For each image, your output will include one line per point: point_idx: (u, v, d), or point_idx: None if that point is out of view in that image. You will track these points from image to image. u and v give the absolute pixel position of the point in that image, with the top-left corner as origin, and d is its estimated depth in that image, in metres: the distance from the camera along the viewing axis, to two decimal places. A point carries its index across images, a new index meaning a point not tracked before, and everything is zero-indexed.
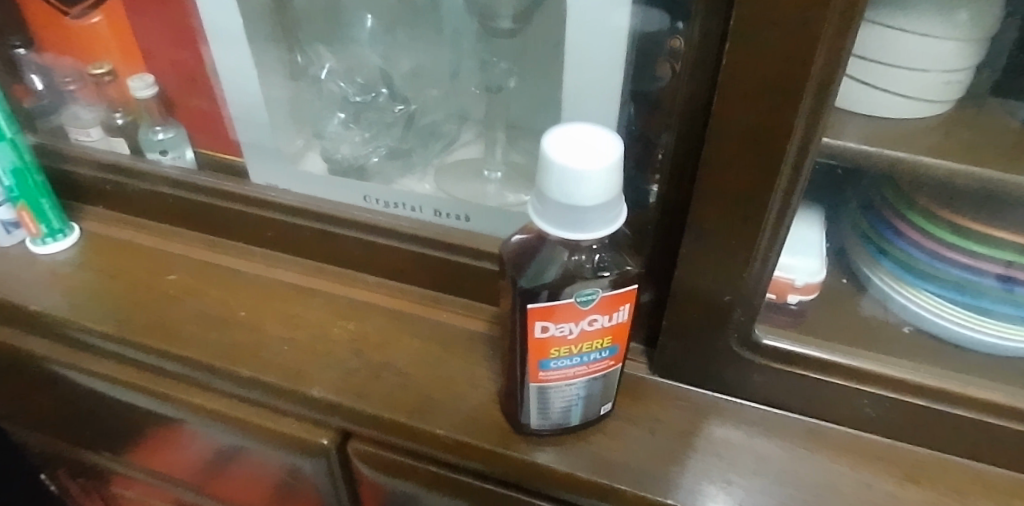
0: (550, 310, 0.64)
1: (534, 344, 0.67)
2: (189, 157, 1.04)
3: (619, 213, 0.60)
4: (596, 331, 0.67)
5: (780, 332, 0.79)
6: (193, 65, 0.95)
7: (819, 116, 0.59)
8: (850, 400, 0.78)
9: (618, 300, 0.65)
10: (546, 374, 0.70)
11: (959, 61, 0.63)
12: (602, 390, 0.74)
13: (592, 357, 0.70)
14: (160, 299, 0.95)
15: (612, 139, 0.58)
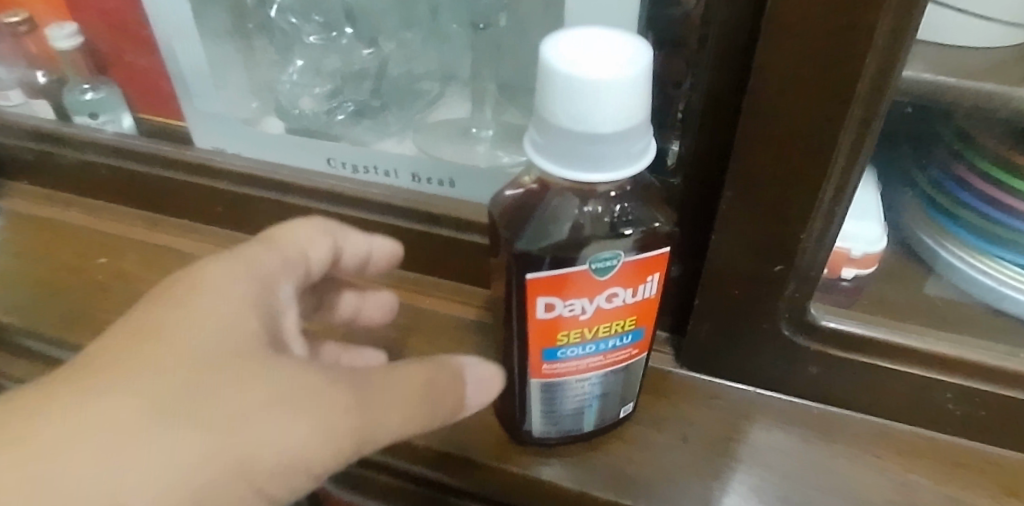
0: (556, 282, 0.49)
1: (536, 328, 0.52)
2: (127, 124, 0.89)
3: (644, 151, 0.44)
4: (617, 310, 0.52)
5: (839, 311, 0.64)
6: (122, 11, 0.79)
7: (912, 29, 0.43)
8: (929, 397, 0.63)
9: (644, 268, 0.49)
10: (551, 367, 0.55)
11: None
12: (622, 387, 0.59)
13: (610, 344, 0.54)
14: (90, 287, 0.80)
15: (635, 42, 0.42)
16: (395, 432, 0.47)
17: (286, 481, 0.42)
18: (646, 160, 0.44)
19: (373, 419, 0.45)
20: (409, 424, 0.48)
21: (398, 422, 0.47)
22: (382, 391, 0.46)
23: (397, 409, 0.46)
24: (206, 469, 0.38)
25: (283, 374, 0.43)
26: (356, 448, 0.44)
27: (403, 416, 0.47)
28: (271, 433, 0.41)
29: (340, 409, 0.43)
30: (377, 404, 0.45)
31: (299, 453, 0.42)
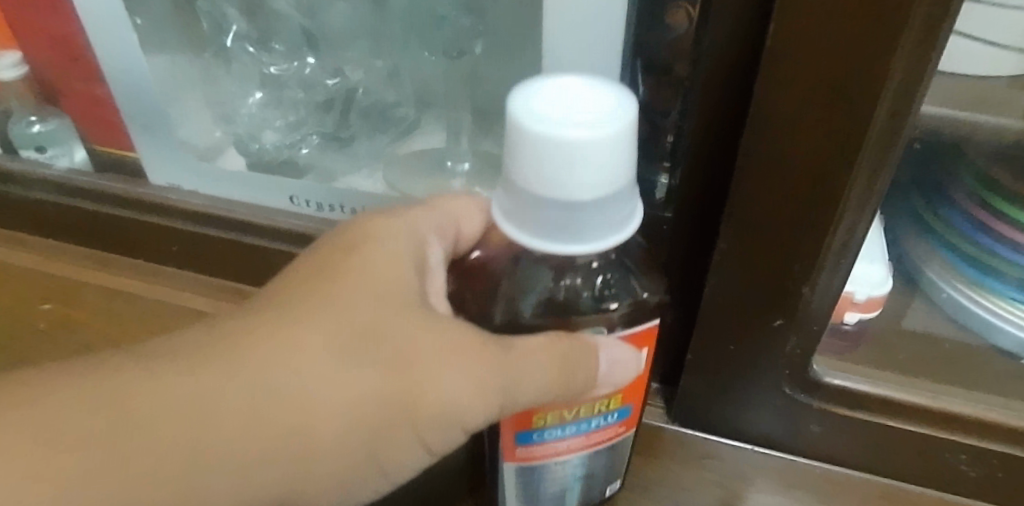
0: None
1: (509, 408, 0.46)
2: (79, 158, 0.82)
3: (603, 231, 0.38)
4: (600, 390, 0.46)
5: (841, 365, 0.59)
6: (67, 36, 0.73)
7: (937, 46, 0.37)
8: (941, 459, 0.58)
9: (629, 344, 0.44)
10: (526, 447, 0.49)
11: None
12: (607, 464, 0.54)
13: (593, 423, 0.48)
14: (41, 337, 0.75)
15: (615, 94, 0.36)
16: (547, 394, 0.42)
17: (447, 429, 0.41)
18: (605, 241, 0.38)
19: (528, 375, 0.40)
20: (560, 389, 0.42)
21: (553, 387, 0.41)
22: (538, 350, 0.40)
23: (547, 372, 0.40)
24: (372, 408, 0.39)
25: (440, 326, 0.40)
26: (512, 402, 0.41)
27: (558, 380, 0.41)
28: (427, 385, 0.39)
29: (497, 368, 0.39)
30: (531, 361, 0.40)
31: (459, 406, 0.40)
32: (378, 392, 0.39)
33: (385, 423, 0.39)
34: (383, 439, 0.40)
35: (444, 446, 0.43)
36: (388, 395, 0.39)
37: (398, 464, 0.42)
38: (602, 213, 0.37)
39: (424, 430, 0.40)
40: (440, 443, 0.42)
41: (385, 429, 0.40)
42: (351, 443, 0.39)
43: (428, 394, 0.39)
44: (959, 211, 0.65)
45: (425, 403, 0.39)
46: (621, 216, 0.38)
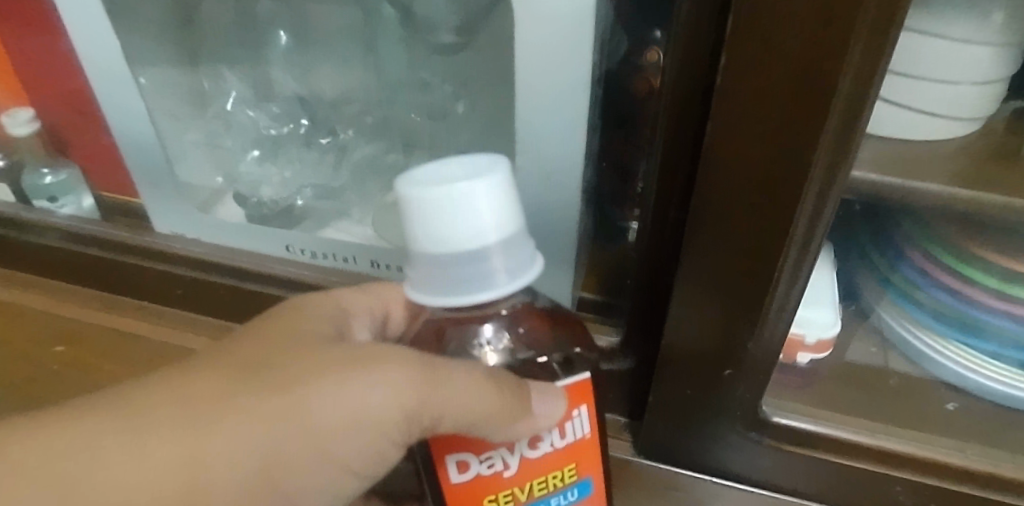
0: (466, 441, 0.42)
1: (450, 502, 0.43)
2: (88, 205, 0.88)
3: (500, 273, 0.40)
4: (541, 462, 0.44)
5: (790, 406, 0.65)
6: (83, 95, 0.80)
7: (873, 89, 0.40)
8: (882, 491, 0.63)
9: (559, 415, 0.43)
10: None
11: (960, 69, 0.49)
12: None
13: (551, 504, 0.45)
14: (54, 378, 0.80)
15: (491, 159, 0.41)
16: (459, 423, 0.41)
17: (347, 445, 0.41)
18: (503, 284, 0.40)
19: (429, 402, 0.40)
20: (471, 422, 0.40)
21: (458, 418, 0.40)
22: (437, 378, 0.39)
23: (452, 400, 0.39)
24: (282, 444, 0.39)
25: (333, 364, 0.41)
26: (415, 426, 0.41)
27: (463, 413, 0.40)
28: (324, 411, 0.39)
29: (393, 400, 0.40)
30: (433, 392, 0.39)
31: (356, 423, 0.40)
32: (281, 424, 0.39)
33: (296, 458, 0.40)
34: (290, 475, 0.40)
35: (348, 471, 0.42)
36: (288, 424, 0.39)
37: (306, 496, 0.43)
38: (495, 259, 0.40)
39: (328, 459, 0.41)
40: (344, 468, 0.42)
41: (296, 463, 0.40)
42: (258, 476, 0.39)
43: (326, 420, 0.40)
44: (908, 257, 0.69)
45: (321, 429, 0.40)
46: (514, 267, 0.41)
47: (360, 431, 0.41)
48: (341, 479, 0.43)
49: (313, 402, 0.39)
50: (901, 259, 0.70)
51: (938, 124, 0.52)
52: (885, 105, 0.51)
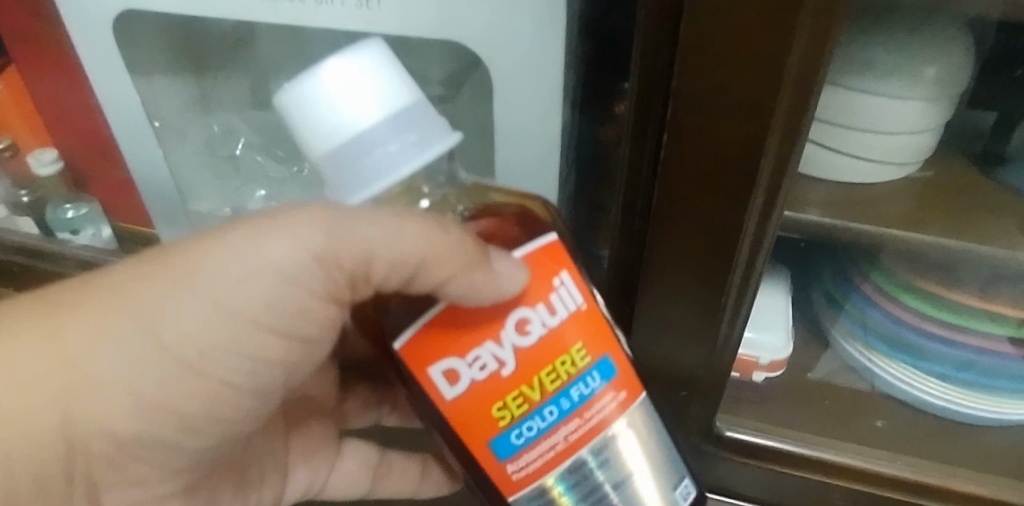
0: (442, 339, 0.37)
1: (461, 416, 0.38)
2: (107, 235, 0.96)
3: (388, 138, 0.33)
4: (541, 350, 0.38)
5: (742, 421, 0.73)
6: (100, 139, 0.84)
7: (798, 149, 0.44)
8: (825, 496, 0.72)
9: (529, 297, 0.38)
10: (519, 464, 0.40)
11: (895, 121, 0.54)
12: (641, 475, 0.43)
13: (577, 393, 0.40)
14: None
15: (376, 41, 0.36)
16: (401, 275, 0.38)
17: (277, 323, 0.42)
18: (394, 149, 0.33)
19: (350, 237, 0.37)
20: (411, 268, 0.37)
21: (390, 255, 0.37)
22: (343, 212, 0.36)
23: (371, 233, 0.36)
24: (192, 323, 0.41)
25: (235, 224, 0.40)
26: (347, 273, 0.40)
27: (393, 252, 0.37)
28: (234, 278, 0.40)
29: (314, 243, 0.38)
30: (349, 225, 0.36)
31: (269, 294, 0.40)
32: (185, 301, 0.41)
33: (213, 349, 0.42)
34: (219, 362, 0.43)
35: (285, 358, 0.45)
36: (197, 301, 0.40)
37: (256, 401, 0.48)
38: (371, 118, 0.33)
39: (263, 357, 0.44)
40: (269, 359, 0.44)
41: (216, 351, 0.42)
42: (175, 362, 0.43)
43: (233, 287, 0.40)
44: (869, 293, 0.75)
45: (233, 302, 0.40)
46: (418, 128, 0.34)
47: (277, 304, 0.41)
48: (275, 359, 0.44)
49: (219, 273, 0.39)
50: (861, 295, 0.76)
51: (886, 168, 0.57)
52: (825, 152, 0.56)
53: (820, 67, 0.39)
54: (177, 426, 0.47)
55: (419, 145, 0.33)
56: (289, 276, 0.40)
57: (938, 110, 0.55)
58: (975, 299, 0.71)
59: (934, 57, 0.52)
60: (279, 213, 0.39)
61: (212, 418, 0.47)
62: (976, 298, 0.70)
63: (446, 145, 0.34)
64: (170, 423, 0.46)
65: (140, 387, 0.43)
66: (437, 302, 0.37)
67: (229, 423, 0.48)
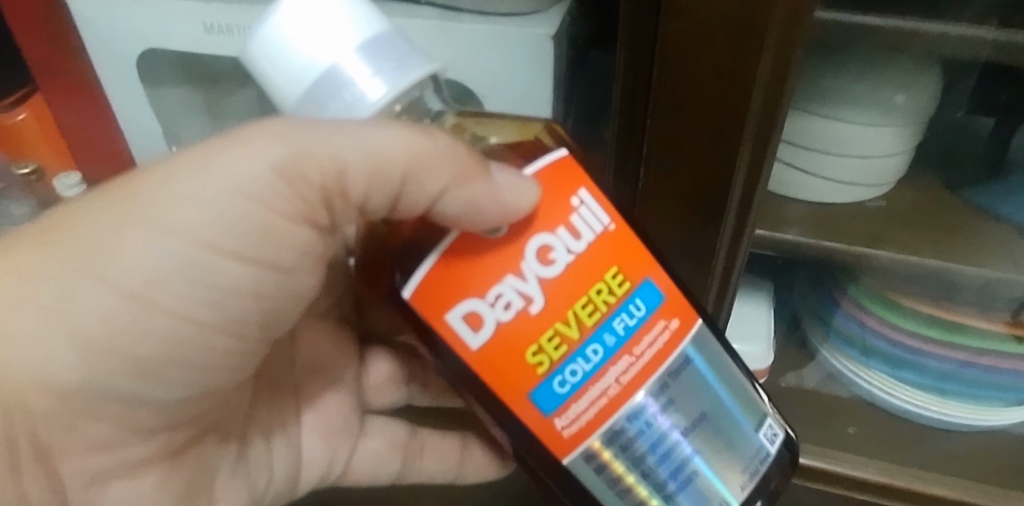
0: (453, 283, 0.17)
1: (479, 380, 0.18)
2: None
3: (367, 66, 0.16)
4: (584, 268, 0.18)
5: None
6: None
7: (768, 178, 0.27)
8: None
9: (542, 214, 0.17)
10: (572, 414, 0.19)
11: (875, 164, 0.36)
12: (722, 402, 0.20)
13: (622, 324, 0.18)
14: None
15: None
16: (385, 193, 0.19)
17: (219, 271, 0.20)
18: (383, 84, 0.16)
19: (314, 156, 0.18)
20: (398, 180, 0.18)
21: (367, 170, 0.18)
22: (307, 116, 0.18)
23: (363, 148, 0.17)
24: (57, 345, 0.20)
25: (117, 182, 0.20)
26: (318, 189, 0.19)
27: (371, 164, 0.18)
28: (142, 239, 0.19)
29: (252, 180, 0.18)
30: (314, 134, 0.18)
31: (200, 254, 0.20)
32: (90, 288, 0.20)
33: (150, 321, 0.21)
34: (169, 363, 0.22)
35: (268, 321, 0.23)
36: (85, 273, 0.20)
37: (293, 399, 0.30)
38: (348, 38, 0.16)
39: (296, 365, 0.30)
40: (235, 329, 0.22)
41: (162, 346, 0.21)
42: (95, 401, 0.22)
43: (158, 267, 0.20)
44: (848, 328, 0.47)
45: (144, 275, 0.20)
46: (406, 46, 0.17)
47: (243, 233, 0.20)
48: (253, 331, 0.23)
49: (146, 210, 0.19)
50: (846, 335, 0.48)
51: (856, 197, 0.37)
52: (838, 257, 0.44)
53: (798, 51, 0.23)
54: (69, 420, 0.22)
55: (409, 62, 0.17)
56: (230, 235, 0.19)
57: (910, 128, 0.36)
58: (991, 359, 0.45)
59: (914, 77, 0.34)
60: (185, 148, 0.19)
61: (126, 442, 0.24)
62: (982, 360, 0.45)
63: (438, 71, 0.17)
64: (130, 387, 0.22)
65: (117, 384, 0.22)
66: (449, 228, 0.18)
67: (189, 416, 0.25)
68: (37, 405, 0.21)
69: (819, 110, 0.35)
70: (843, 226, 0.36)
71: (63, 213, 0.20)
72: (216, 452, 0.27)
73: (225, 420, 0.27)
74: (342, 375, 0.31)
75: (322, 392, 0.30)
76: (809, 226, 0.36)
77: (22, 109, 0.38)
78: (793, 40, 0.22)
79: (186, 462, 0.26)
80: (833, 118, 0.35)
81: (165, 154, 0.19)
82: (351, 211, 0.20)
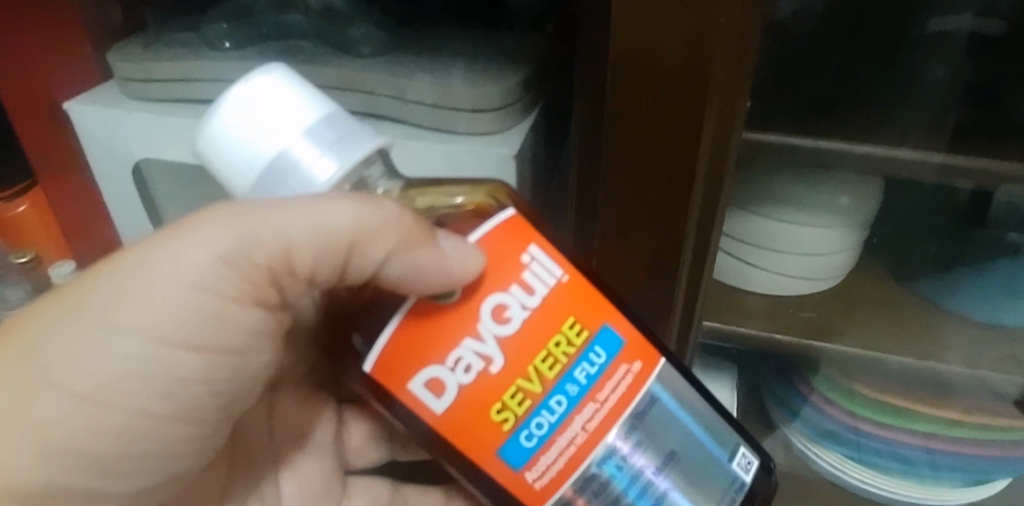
0: (413, 350, 0.19)
1: (451, 445, 0.20)
2: None
3: (314, 148, 0.18)
4: (538, 324, 0.19)
5: None
6: None
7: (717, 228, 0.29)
8: None
9: (494, 277, 0.19)
10: (542, 466, 0.20)
11: (806, 259, 0.40)
12: (692, 437, 0.21)
13: (582, 373, 0.20)
14: None
15: (278, 69, 0.19)
16: (333, 265, 0.20)
17: (169, 365, 0.19)
18: (332, 163, 0.18)
19: (260, 240, 0.19)
20: (345, 249, 0.19)
21: (313, 244, 0.19)
22: (248, 201, 0.19)
23: (309, 225, 0.18)
24: (6, 455, 0.19)
25: (69, 281, 0.20)
26: (266, 271, 0.20)
27: (317, 239, 0.19)
28: (91, 343, 0.19)
29: (198, 272, 0.19)
30: (259, 218, 0.18)
31: (148, 352, 0.19)
32: (35, 393, 0.19)
33: (105, 422, 0.20)
34: (127, 459, 0.21)
35: (230, 402, 0.22)
36: (26, 384, 0.19)
37: (271, 470, 0.29)
38: (297, 122, 0.18)
39: (275, 435, 0.29)
40: (193, 418, 0.21)
41: (117, 445, 0.20)
42: (51, 505, 0.20)
43: (107, 370, 0.19)
44: (816, 418, 0.49)
45: (92, 380, 0.19)
46: (351, 125, 0.19)
47: (196, 323, 0.19)
48: (213, 415, 0.22)
49: (93, 314, 0.19)
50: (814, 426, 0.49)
51: (802, 289, 0.42)
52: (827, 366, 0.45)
53: (738, 109, 0.25)
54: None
55: (354, 141, 0.19)
56: (179, 328, 0.19)
57: (850, 229, 0.40)
58: (947, 443, 0.47)
59: (838, 189, 0.38)
60: (125, 248, 0.20)
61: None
62: (940, 444, 0.47)
63: (380, 145, 0.19)
64: (86, 485, 0.20)
65: (70, 486, 0.20)
66: (407, 295, 0.20)
67: (157, 503, 0.23)
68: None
69: (758, 211, 0.39)
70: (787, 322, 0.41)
71: (7, 325, 0.20)
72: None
73: (197, 499, 0.26)
74: (319, 440, 0.30)
75: (299, 455, 0.30)
76: (762, 319, 0.41)
77: (23, 200, 0.46)
78: (729, 125, 0.25)
79: None
80: (778, 220, 0.39)
81: (107, 255, 0.19)
82: (301, 287, 0.21)
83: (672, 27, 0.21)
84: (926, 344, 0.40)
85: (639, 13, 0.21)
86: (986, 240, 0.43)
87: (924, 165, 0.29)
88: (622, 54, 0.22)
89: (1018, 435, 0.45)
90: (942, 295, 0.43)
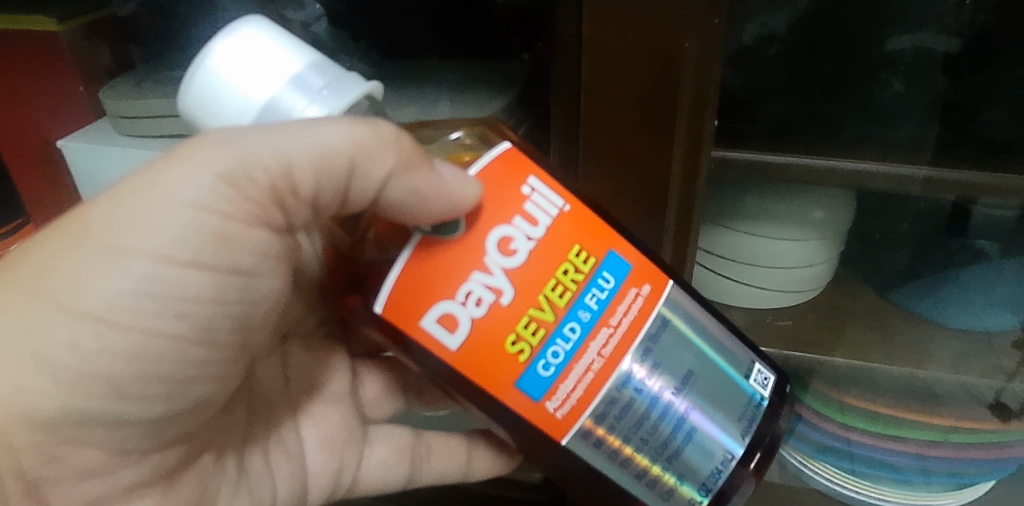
0: (423, 285, 0.19)
1: (470, 377, 0.20)
2: None
3: (303, 97, 0.19)
4: (545, 252, 0.20)
5: None
6: None
7: (702, 180, 0.29)
8: None
9: (496, 208, 0.19)
10: (561, 396, 0.20)
11: (782, 266, 0.41)
12: (705, 357, 0.22)
13: (593, 297, 0.20)
14: None
15: (260, 23, 0.20)
16: (335, 189, 0.21)
17: (178, 284, 0.20)
18: (319, 109, 0.19)
19: (259, 161, 0.19)
20: (345, 172, 0.20)
21: (314, 166, 0.19)
22: (246, 130, 0.19)
23: (308, 145, 0.19)
24: (29, 377, 0.20)
25: (78, 208, 0.21)
26: (269, 192, 0.20)
27: (316, 160, 0.19)
28: (99, 263, 0.19)
29: (201, 192, 0.19)
30: (258, 147, 0.19)
31: (156, 270, 0.20)
32: (45, 313, 0.20)
33: (121, 342, 0.20)
34: (144, 383, 0.21)
35: (243, 327, 0.23)
36: (40, 306, 0.20)
37: (291, 416, 0.30)
38: (284, 68, 0.19)
39: (290, 387, 0.30)
40: (208, 340, 0.22)
41: (133, 368, 0.21)
42: (77, 429, 0.21)
43: (118, 289, 0.20)
44: (811, 435, 0.47)
45: (105, 299, 0.20)
46: (339, 71, 0.20)
47: (202, 245, 0.20)
48: (228, 339, 0.23)
49: (99, 236, 0.19)
50: (807, 441, 0.48)
51: (782, 299, 0.43)
52: (820, 382, 0.44)
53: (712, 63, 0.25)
54: (56, 449, 0.21)
55: (342, 87, 0.20)
56: (186, 247, 0.20)
57: (825, 241, 0.41)
58: (944, 450, 0.46)
59: (802, 202, 0.39)
60: (130, 176, 0.20)
61: (118, 467, 0.23)
62: (933, 451, 0.46)
63: (369, 90, 0.20)
64: (106, 410, 0.21)
65: (90, 409, 0.21)
66: (411, 227, 0.20)
67: (180, 436, 0.24)
68: (19, 440, 0.20)
69: (735, 226, 0.40)
70: (766, 329, 0.42)
71: (18, 256, 0.20)
72: (214, 474, 0.26)
73: (219, 439, 0.27)
74: (333, 390, 0.31)
75: (316, 406, 0.31)
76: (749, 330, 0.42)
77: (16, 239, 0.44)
78: (706, 79, 0.26)
79: (182, 486, 0.25)
80: (755, 234, 0.40)
81: (116, 182, 0.20)
82: (306, 210, 0.22)
83: (627, 35, 0.24)
84: (911, 355, 0.42)
85: (606, 20, 0.24)
86: (961, 246, 0.42)
87: (907, 179, 0.30)
88: (589, 59, 0.25)
89: (1009, 437, 0.45)
90: (931, 306, 0.43)
